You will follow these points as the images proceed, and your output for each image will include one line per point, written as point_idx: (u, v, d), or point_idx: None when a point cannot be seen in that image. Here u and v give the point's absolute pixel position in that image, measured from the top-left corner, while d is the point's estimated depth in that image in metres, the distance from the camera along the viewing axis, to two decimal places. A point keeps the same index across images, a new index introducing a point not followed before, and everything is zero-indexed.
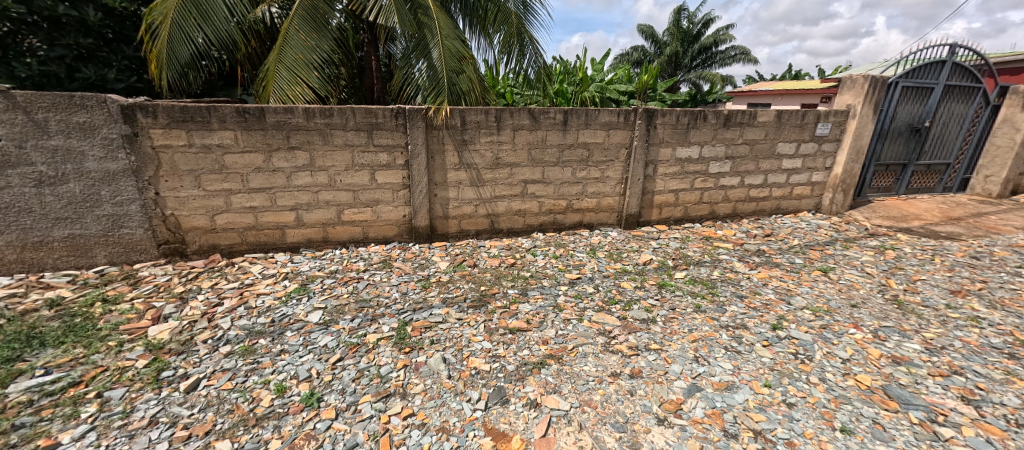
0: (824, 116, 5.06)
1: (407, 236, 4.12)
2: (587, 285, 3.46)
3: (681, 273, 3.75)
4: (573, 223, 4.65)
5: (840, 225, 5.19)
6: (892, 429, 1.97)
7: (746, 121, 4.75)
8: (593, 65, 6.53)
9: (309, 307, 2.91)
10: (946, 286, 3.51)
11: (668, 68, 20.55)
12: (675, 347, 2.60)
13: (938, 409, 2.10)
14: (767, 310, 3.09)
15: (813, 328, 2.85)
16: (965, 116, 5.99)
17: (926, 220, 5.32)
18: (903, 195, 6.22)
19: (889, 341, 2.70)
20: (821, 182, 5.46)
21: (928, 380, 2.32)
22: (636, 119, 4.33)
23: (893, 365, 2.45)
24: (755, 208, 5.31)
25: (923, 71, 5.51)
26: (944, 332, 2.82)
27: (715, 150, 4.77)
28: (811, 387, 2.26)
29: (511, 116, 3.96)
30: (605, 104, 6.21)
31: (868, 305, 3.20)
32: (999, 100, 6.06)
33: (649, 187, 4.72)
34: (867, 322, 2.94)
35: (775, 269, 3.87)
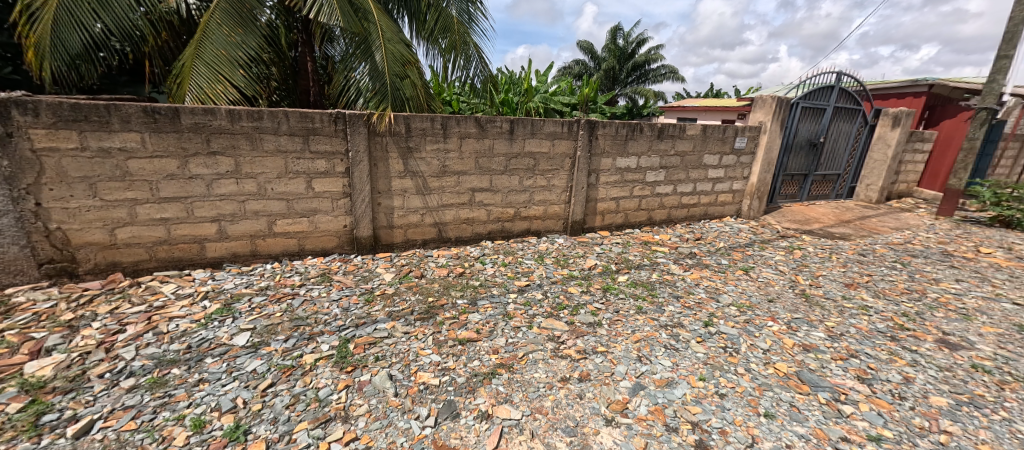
0: (742, 131, 5.62)
1: (348, 247, 3.89)
2: (535, 292, 3.50)
3: (624, 276, 3.92)
4: (521, 230, 4.69)
5: (758, 228, 5.76)
6: (805, 411, 2.19)
7: (677, 134, 5.13)
8: (538, 77, 6.69)
9: (234, 329, 2.63)
10: (841, 280, 4.03)
11: (606, 82, 21.75)
12: (619, 348, 2.70)
13: (841, 389, 2.37)
14: (699, 308, 3.33)
15: (738, 323, 3.11)
16: (851, 134, 6.97)
17: (825, 223, 6.08)
18: (806, 201, 7.07)
19: (800, 331, 3.02)
20: (741, 190, 6.03)
21: (832, 364, 2.63)
22: (579, 130, 4.50)
23: (804, 352, 2.74)
24: (687, 214, 5.73)
25: (818, 94, 6.33)
26: (842, 320, 3.21)
27: (651, 160, 5.10)
28: (738, 377, 2.45)
29: (458, 124, 3.93)
30: (549, 114, 6.38)
31: (782, 299, 3.57)
32: (875, 120, 7.13)
33: (592, 195, 4.91)
34: (782, 315, 3.27)
35: (705, 270, 4.19)
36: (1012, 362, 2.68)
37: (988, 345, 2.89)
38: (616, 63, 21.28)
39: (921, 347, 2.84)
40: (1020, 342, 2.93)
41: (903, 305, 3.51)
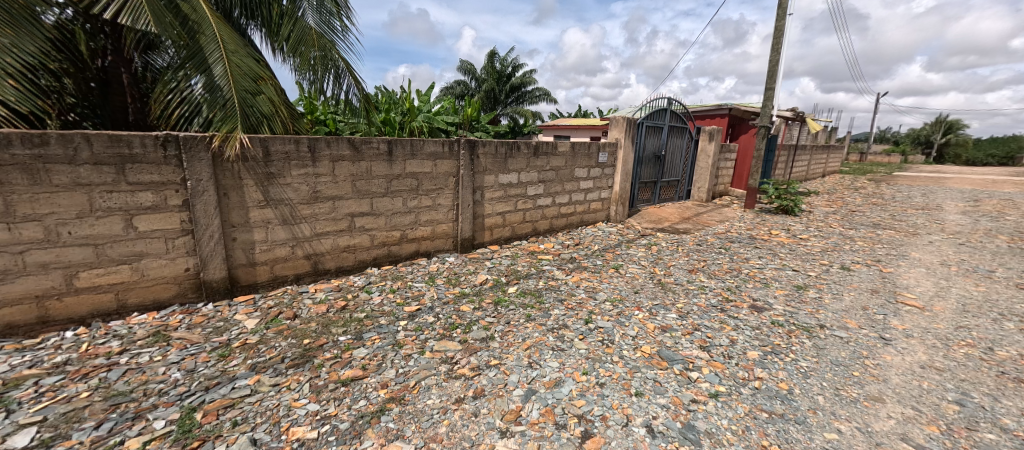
0: (603, 147, 6.40)
1: (194, 295, 3.24)
2: (427, 316, 3.39)
3: (514, 287, 4.07)
4: (409, 253, 4.51)
5: (624, 230, 6.58)
6: (665, 383, 2.55)
7: (550, 151, 5.61)
8: (419, 97, 6.61)
9: (8, 428, 1.94)
10: (687, 267, 4.84)
11: (488, 103, 22.71)
12: (512, 358, 2.78)
13: (690, 359, 2.82)
14: (581, 308, 3.64)
15: (613, 316, 3.48)
16: (683, 147, 8.51)
17: (672, 221, 7.25)
18: (658, 204, 8.35)
19: (659, 315, 3.52)
20: (608, 198, 6.83)
21: (683, 339, 3.11)
22: (460, 149, 4.58)
23: (662, 333, 3.20)
24: (566, 222, 6.24)
25: (657, 115, 7.60)
26: (688, 301, 3.85)
27: (530, 176, 5.45)
28: (614, 365, 2.73)
29: (328, 146, 3.64)
30: (435, 134, 6.31)
31: (644, 290, 4.13)
32: (698, 136, 8.83)
33: (479, 212, 5.01)
34: (645, 304, 3.77)
35: (584, 272, 4.61)
36: (795, 315, 3.55)
37: (780, 304, 3.78)
38: (495, 84, 22.39)
39: (741, 313, 3.57)
40: (799, 298, 3.91)
41: (727, 281, 4.38)
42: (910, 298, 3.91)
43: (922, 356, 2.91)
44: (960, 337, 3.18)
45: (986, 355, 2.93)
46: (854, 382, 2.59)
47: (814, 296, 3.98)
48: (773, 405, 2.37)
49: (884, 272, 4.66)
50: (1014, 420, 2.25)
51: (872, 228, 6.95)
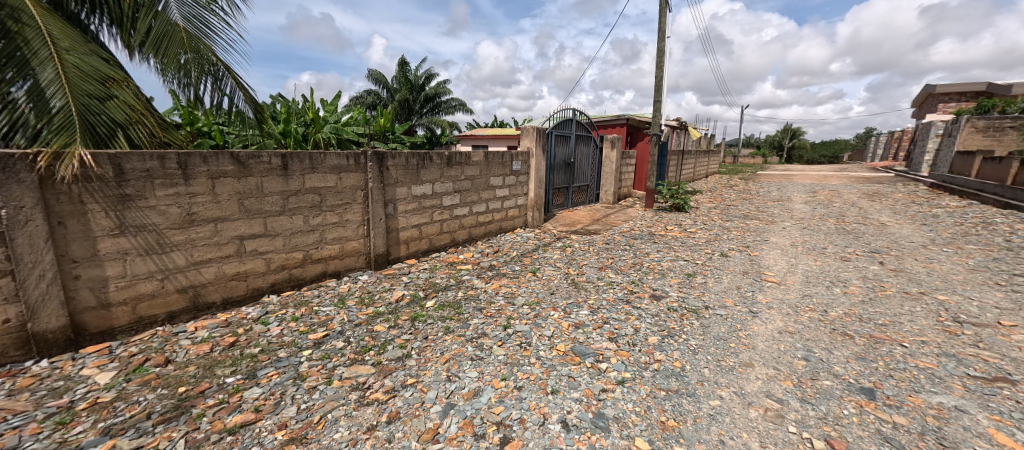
0: (515, 156, 6.59)
1: (19, 353, 2.58)
2: (336, 341, 3.13)
3: (432, 301, 3.95)
4: (315, 275, 4.12)
5: (541, 235, 6.81)
6: (579, 377, 2.68)
7: (464, 161, 5.62)
8: (324, 107, 6.13)
9: None
10: (597, 265, 5.18)
11: (401, 112, 22.04)
12: (429, 374, 2.69)
13: (600, 351, 3.00)
14: (499, 314, 3.67)
15: (530, 319, 3.57)
16: (589, 154, 9.12)
17: (584, 223, 7.71)
18: (570, 208, 8.81)
19: (572, 313, 3.70)
20: (524, 205, 7.01)
21: (594, 333, 3.31)
22: (367, 161, 4.35)
23: (576, 329, 3.36)
24: (485, 231, 6.27)
25: (564, 125, 8.05)
26: (598, 297, 4.11)
27: (445, 186, 5.38)
28: (532, 366, 2.79)
29: (205, 161, 3.20)
30: (345, 146, 5.88)
31: (559, 290, 4.32)
32: (602, 143, 9.54)
33: (392, 225, 4.79)
34: (561, 303, 3.93)
35: (503, 279, 4.66)
36: (686, 299, 4.00)
37: (674, 291, 4.24)
38: (408, 94, 21.83)
39: (643, 303, 3.92)
40: (689, 285, 4.42)
41: (632, 275, 4.78)
42: (770, 276, 4.65)
43: (780, 323, 3.47)
44: (806, 303, 3.88)
45: (822, 316, 3.60)
46: (731, 352, 2.99)
47: (701, 281, 4.53)
48: (669, 383, 2.63)
49: (752, 255, 5.49)
50: (841, 367, 2.80)
51: (741, 219, 8.16)
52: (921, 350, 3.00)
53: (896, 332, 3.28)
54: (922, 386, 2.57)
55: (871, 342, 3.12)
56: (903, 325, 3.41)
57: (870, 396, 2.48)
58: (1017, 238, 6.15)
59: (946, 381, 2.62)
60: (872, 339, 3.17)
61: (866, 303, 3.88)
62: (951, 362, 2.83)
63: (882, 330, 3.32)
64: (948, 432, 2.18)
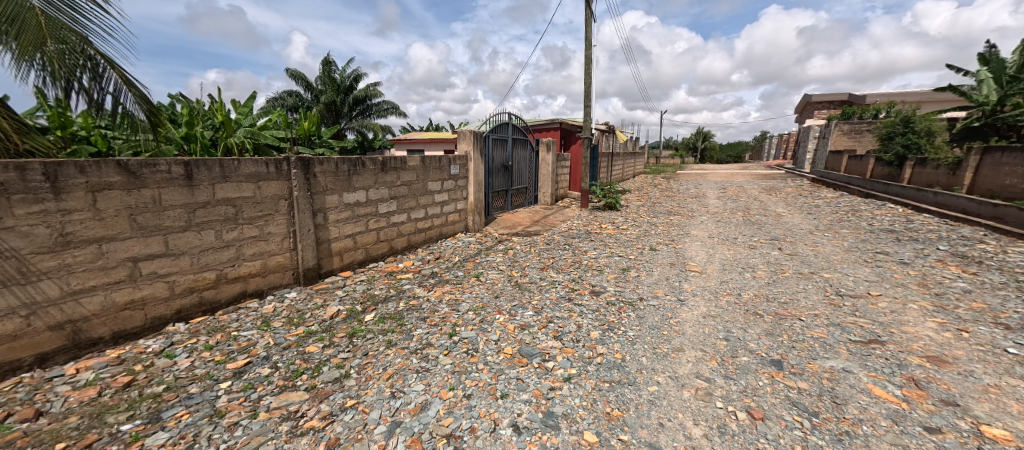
0: (453, 160, 6.48)
1: None
2: (261, 369, 2.81)
3: (371, 314, 3.72)
4: (232, 296, 3.68)
5: (482, 238, 6.76)
6: (527, 379, 2.67)
7: (399, 166, 5.40)
8: (237, 108, 5.51)
9: None
10: (539, 266, 5.25)
11: (328, 115, 20.72)
12: (371, 393, 2.52)
13: (546, 351, 3.03)
14: (444, 322, 3.55)
15: (476, 325, 3.50)
16: (526, 157, 9.27)
17: (524, 225, 7.80)
18: (510, 210, 8.88)
19: (518, 315, 3.70)
20: (464, 209, 6.91)
21: (539, 333, 3.34)
22: (290, 168, 3.98)
23: (522, 331, 3.37)
24: (425, 237, 6.07)
25: (500, 128, 8.10)
26: (541, 297, 4.17)
27: (379, 192, 5.13)
28: (479, 373, 2.74)
29: (83, 172, 2.73)
30: (263, 151, 5.32)
31: (503, 293, 4.30)
32: (537, 146, 9.76)
33: (322, 236, 4.44)
34: (506, 306, 3.92)
35: (446, 286, 4.54)
36: (622, 293, 4.20)
37: (611, 286, 4.43)
38: (335, 96, 20.59)
39: (584, 299, 4.05)
40: (624, 279, 4.65)
41: (572, 273, 4.92)
42: (693, 266, 5.06)
43: (704, 308, 3.78)
44: (723, 288, 4.27)
45: (738, 299, 3.99)
46: (665, 339, 3.19)
47: (634, 275, 4.80)
48: (612, 374, 2.72)
49: (677, 248, 5.94)
50: (756, 343, 3.11)
51: (666, 215, 8.82)
52: (815, 322, 3.44)
53: (795, 307, 3.74)
54: (818, 353, 2.94)
55: (778, 319, 3.51)
56: (799, 301, 3.88)
57: (779, 367, 2.78)
58: (877, 222, 7.37)
59: (835, 347, 3.03)
60: (777, 316, 3.57)
61: (771, 284, 4.37)
62: (837, 330, 3.28)
63: (785, 307, 3.76)
64: (839, 391, 2.51)
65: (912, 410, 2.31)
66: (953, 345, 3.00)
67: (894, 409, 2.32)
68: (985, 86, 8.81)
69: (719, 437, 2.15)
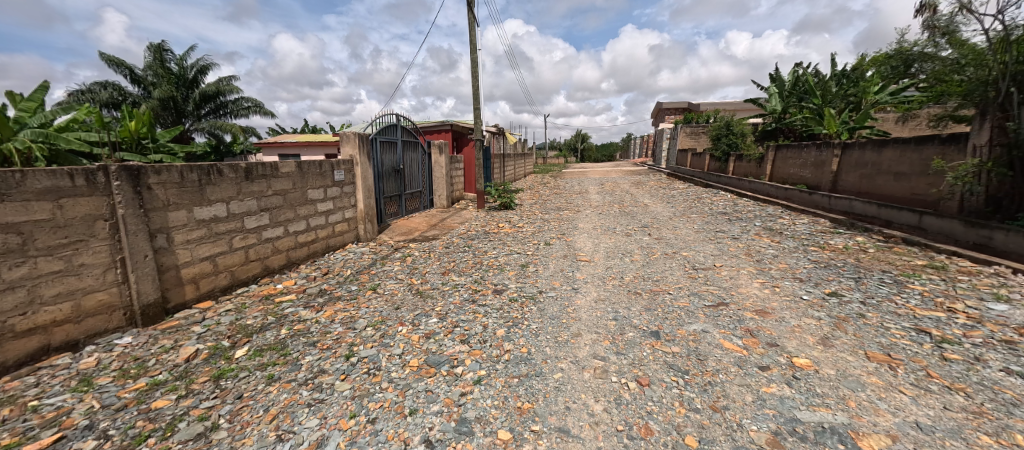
0: (336, 165, 5.89)
1: None
2: (81, 443, 2.14)
3: (243, 349, 3.13)
4: (28, 354, 2.76)
5: (376, 247, 6.30)
6: (437, 389, 2.54)
7: (269, 172, 4.71)
8: (17, 103, 4.16)
9: None
10: (440, 270, 5.11)
11: (166, 114, 17.14)
12: (250, 442, 2.12)
13: (454, 357, 2.93)
14: (338, 344, 3.19)
15: (375, 341, 3.22)
16: (417, 160, 8.96)
17: (420, 230, 7.51)
18: (405, 215, 8.47)
19: (421, 324, 3.51)
20: (353, 217, 6.33)
21: (445, 339, 3.22)
22: (110, 179, 3.14)
23: (427, 340, 3.20)
24: (308, 252, 5.39)
25: (388, 130, 7.68)
26: (445, 302, 4.04)
27: (245, 204, 4.39)
28: (384, 393, 2.51)
29: None
30: (66, 160, 4.15)
31: (404, 303, 4.05)
32: (429, 149, 9.51)
33: (168, 262, 3.62)
34: (407, 317, 3.69)
35: (337, 303, 4.08)
36: (522, 288, 4.33)
37: (512, 282, 4.52)
38: (174, 90, 17.12)
39: (487, 299, 4.04)
40: (523, 274, 4.79)
41: (473, 274, 4.89)
42: (583, 256, 5.47)
43: (594, 294, 4.10)
44: (609, 274, 4.69)
45: (620, 281, 4.43)
46: (564, 327, 3.36)
47: (533, 269, 4.98)
48: (521, 368, 2.75)
49: (568, 241, 6.37)
50: (638, 319, 3.47)
51: (555, 211, 9.41)
52: (680, 293, 4.01)
53: (665, 283, 4.30)
54: (686, 320, 3.42)
55: (653, 295, 3.99)
56: (668, 278, 4.48)
57: (657, 337, 3.15)
58: (716, 206, 8.95)
59: (695, 312, 3.55)
60: (652, 292, 4.06)
61: (646, 265, 4.97)
62: (695, 298, 3.86)
63: (658, 284, 4.30)
64: (702, 349, 2.93)
65: (750, 355, 2.82)
66: (771, 298, 3.77)
67: (739, 356, 2.81)
68: (774, 99, 11.34)
69: (617, 408, 2.33)
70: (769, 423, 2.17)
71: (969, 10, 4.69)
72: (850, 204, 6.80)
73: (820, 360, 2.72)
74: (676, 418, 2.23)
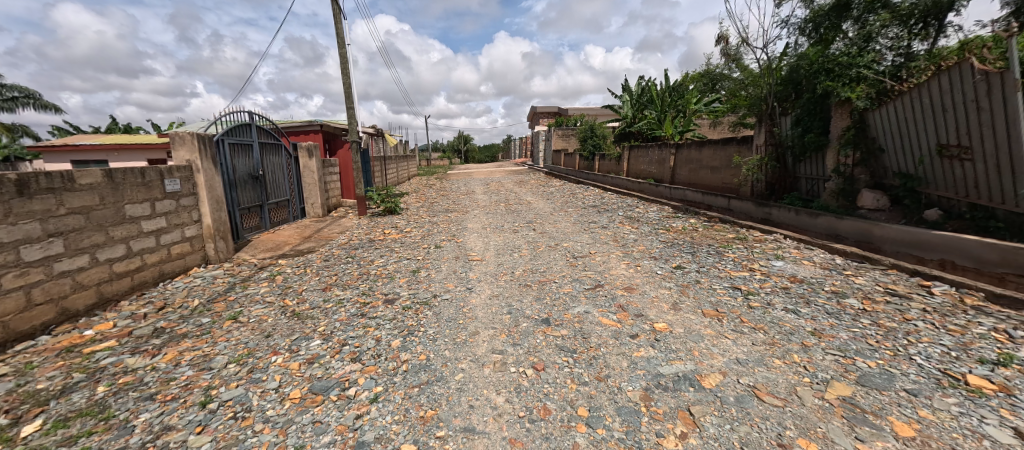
0: (168, 172, 4.88)
1: None
2: None
3: (34, 423, 2.39)
4: None
5: (234, 269, 5.41)
6: (326, 418, 2.34)
7: (59, 185, 3.67)
8: None
9: None
10: (319, 287, 4.65)
11: None
12: None
13: (343, 379, 2.74)
14: (189, 391, 2.68)
15: (242, 379, 2.81)
16: (281, 165, 7.98)
17: (291, 244, 6.71)
18: (270, 229, 7.45)
19: (301, 349, 3.18)
20: (196, 235, 5.31)
21: (332, 361, 2.97)
22: None
23: (309, 366, 2.92)
24: (131, 284, 4.34)
25: (238, 131, 6.67)
26: (329, 320, 3.72)
27: (19, 229, 3.35)
28: (259, 435, 2.22)
29: None
30: None
31: (277, 329, 3.60)
32: (295, 152, 8.55)
33: None
34: (283, 344, 3.30)
35: (184, 342, 3.41)
36: (415, 294, 4.23)
37: (405, 290, 4.38)
38: None
39: (378, 311, 3.85)
40: (416, 280, 4.69)
41: (360, 286, 4.59)
42: (475, 255, 5.60)
43: (488, 291, 4.24)
44: (500, 270, 4.90)
45: (512, 276, 4.67)
46: (461, 327, 3.42)
47: (425, 274, 4.90)
48: (420, 377, 2.72)
49: (459, 242, 6.42)
50: (530, 309, 3.72)
51: (444, 213, 9.38)
52: (564, 280, 4.43)
53: (550, 273, 4.68)
54: (570, 304, 3.79)
55: (542, 285, 4.32)
56: (552, 268, 4.89)
57: (547, 323, 3.43)
58: (587, 200, 10.04)
59: (577, 296, 3.97)
60: (540, 283, 4.39)
61: (533, 259, 5.33)
62: (577, 283, 4.31)
63: (545, 274, 4.66)
64: (584, 328, 3.30)
65: (623, 327, 3.29)
66: (634, 276, 4.44)
67: (614, 330, 3.25)
68: (626, 105, 13.16)
69: (517, 396, 2.48)
70: (640, 382, 2.57)
71: (747, 42, 6.21)
72: (684, 193, 8.33)
73: (672, 323, 3.31)
74: (568, 394, 2.48)
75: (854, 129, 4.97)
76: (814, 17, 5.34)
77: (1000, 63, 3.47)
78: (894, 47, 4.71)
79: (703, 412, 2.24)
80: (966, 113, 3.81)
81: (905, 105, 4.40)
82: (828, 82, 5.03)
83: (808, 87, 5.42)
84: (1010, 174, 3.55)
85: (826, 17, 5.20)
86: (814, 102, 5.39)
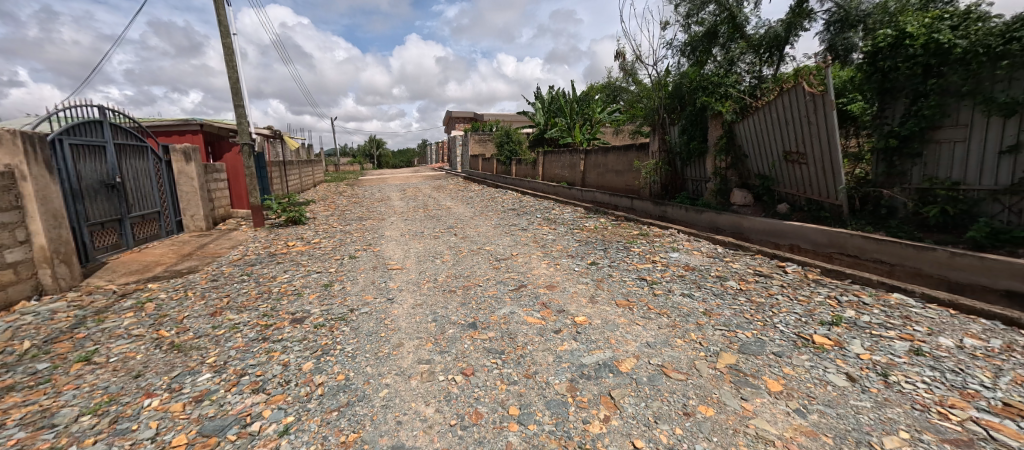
0: None
1: None
2: None
3: None
4: None
5: (84, 298, 4.42)
6: None
7: None
8: None
9: None
10: (207, 312, 4.03)
11: None
12: None
13: (244, 414, 2.43)
14: None
15: (102, 433, 2.32)
16: (148, 171, 6.79)
17: (165, 264, 5.72)
18: (134, 248, 6.26)
19: (186, 387, 2.75)
20: (23, 260, 4.23)
21: (228, 397, 2.62)
22: None
23: (198, 406, 2.54)
24: None
25: (85, 130, 5.56)
26: (222, 349, 3.26)
27: None
28: None
29: None
30: None
31: (151, 366, 3.04)
32: (167, 156, 7.34)
33: None
34: (160, 383, 2.81)
35: (11, 397, 2.70)
36: (330, 311, 3.91)
37: (316, 307, 4.02)
38: None
39: (285, 332, 3.49)
40: (328, 295, 4.34)
41: (261, 307, 4.10)
42: (394, 264, 5.37)
43: (411, 301, 4.10)
44: (423, 277, 4.78)
45: (435, 283, 4.59)
46: (383, 341, 3.27)
47: (339, 288, 4.56)
48: (339, 399, 2.54)
49: (376, 251, 6.10)
50: (456, 316, 3.69)
51: (356, 222, 8.81)
52: (489, 283, 4.49)
53: (474, 278, 4.70)
54: (496, 306, 3.86)
55: (466, 290, 4.32)
56: (476, 272, 4.92)
57: (474, 328, 3.44)
58: (505, 203, 10.28)
59: (502, 298, 4.05)
60: (464, 288, 4.38)
61: (456, 264, 5.30)
62: (501, 285, 4.40)
63: (468, 279, 4.67)
64: (511, 329, 3.39)
65: (546, 324, 3.45)
66: (554, 274, 4.68)
67: (539, 327, 3.40)
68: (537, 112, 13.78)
69: (447, 405, 2.46)
70: (566, 374, 2.73)
71: (640, 60, 6.98)
72: (593, 195, 8.97)
73: (591, 315, 3.57)
74: (499, 396, 2.53)
75: (725, 138, 5.90)
76: (692, 41, 6.24)
77: (821, 87, 4.43)
78: (751, 71, 5.74)
79: (622, 394, 2.46)
80: (801, 126, 4.76)
81: (760, 119, 5.37)
82: (705, 98, 5.92)
83: (690, 101, 6.26)
84: (832, 177, 4.51)
85: (700, 42, 6.15)
86: (695, 115, 6.28)
